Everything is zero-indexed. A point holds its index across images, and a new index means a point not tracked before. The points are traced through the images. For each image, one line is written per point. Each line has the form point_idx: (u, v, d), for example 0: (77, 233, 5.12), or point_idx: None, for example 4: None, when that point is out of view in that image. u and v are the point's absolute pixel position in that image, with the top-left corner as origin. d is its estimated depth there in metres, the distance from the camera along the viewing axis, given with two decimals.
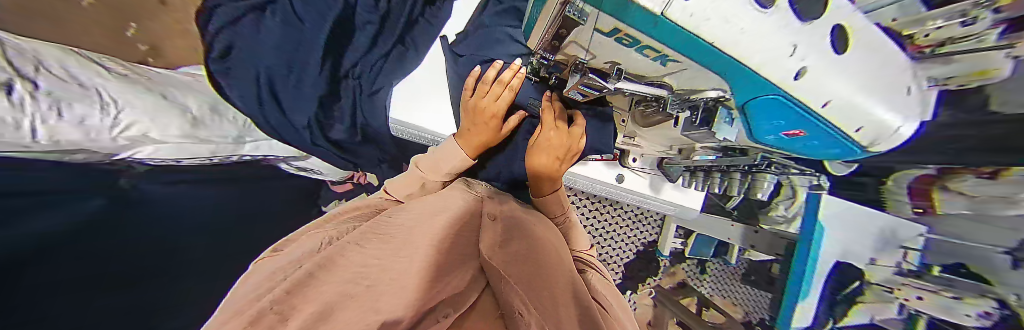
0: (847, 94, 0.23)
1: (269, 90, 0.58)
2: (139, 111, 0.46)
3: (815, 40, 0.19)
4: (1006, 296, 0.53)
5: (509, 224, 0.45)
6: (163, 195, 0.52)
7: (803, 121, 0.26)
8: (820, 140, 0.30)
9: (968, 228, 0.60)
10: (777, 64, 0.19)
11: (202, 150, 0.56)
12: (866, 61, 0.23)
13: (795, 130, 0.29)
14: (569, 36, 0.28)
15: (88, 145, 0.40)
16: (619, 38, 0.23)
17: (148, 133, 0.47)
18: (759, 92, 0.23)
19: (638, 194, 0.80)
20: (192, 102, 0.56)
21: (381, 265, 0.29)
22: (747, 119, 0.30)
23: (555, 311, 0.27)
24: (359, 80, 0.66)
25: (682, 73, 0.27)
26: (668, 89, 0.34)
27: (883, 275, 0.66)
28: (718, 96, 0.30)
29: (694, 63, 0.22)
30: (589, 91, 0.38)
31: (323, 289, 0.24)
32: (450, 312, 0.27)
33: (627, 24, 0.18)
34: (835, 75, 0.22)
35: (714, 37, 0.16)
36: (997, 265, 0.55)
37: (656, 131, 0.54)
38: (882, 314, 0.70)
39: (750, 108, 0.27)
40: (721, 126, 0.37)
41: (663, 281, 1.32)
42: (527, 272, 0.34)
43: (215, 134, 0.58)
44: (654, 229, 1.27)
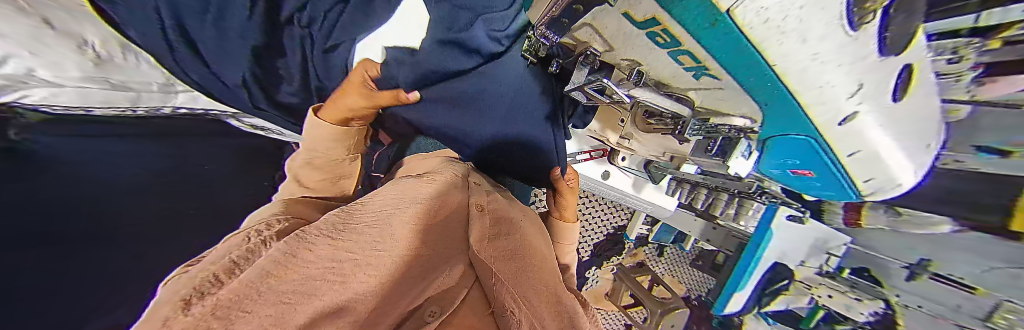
0: (879, 145, 0.24)
1: (178, 30, 0.43)
2: (9, 43, 0.34)
3: (883, 83, 0.17)
4: (891, 296, 0.65)
5: (496, 215, 0.41)
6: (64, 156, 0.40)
7: (819, 162, 0.28)
8: (824, 180, 0.31)
9: (880, 240, 0.66)
10: (824, 99, 0.18)
11: (118, 99, 0.47)
12: (916, 111, 0.22)
13: (805, 170, 0.31)
14: (586, 17, 0.25)
15: None
16: (653, 33, 0.20)
17: (34, 70, 0.36)
18: (798, 122, 0.23)
19: (620, 191, 0.81)
20: (92, 34, 0.41)
21: (356, 263, 0.23)
22: (762, 154, 0.33)
23: (543, 313, 0.26)
24: (310, 30, 0.52)
25: (714, 91, 0.26)
26: (688, 105, 0.31)
27: (807, 274, 0.75)
28: (742, 127, 0.30)
29: (735, 77, 0.20)
30: (599, 98, 0.35)
31: (281, 286, 0.17)
32: (436, 311, 0.23)
33: (677, 21, 0.16)
34: (880, 123, 0.21)
35: (780, 58, 0.15)
36: (891, 272, 0.65)
37: (656, 137, 0.53)
38: (796, 303, 0.82)
39: (777, 137, 0.27)
40: (735, 163, 0.33)
41: (625, 260, 1.42)
42: (516, 269, 0.30)
43: (135, 80, 0.47)
44: (626, 216, 1.33)
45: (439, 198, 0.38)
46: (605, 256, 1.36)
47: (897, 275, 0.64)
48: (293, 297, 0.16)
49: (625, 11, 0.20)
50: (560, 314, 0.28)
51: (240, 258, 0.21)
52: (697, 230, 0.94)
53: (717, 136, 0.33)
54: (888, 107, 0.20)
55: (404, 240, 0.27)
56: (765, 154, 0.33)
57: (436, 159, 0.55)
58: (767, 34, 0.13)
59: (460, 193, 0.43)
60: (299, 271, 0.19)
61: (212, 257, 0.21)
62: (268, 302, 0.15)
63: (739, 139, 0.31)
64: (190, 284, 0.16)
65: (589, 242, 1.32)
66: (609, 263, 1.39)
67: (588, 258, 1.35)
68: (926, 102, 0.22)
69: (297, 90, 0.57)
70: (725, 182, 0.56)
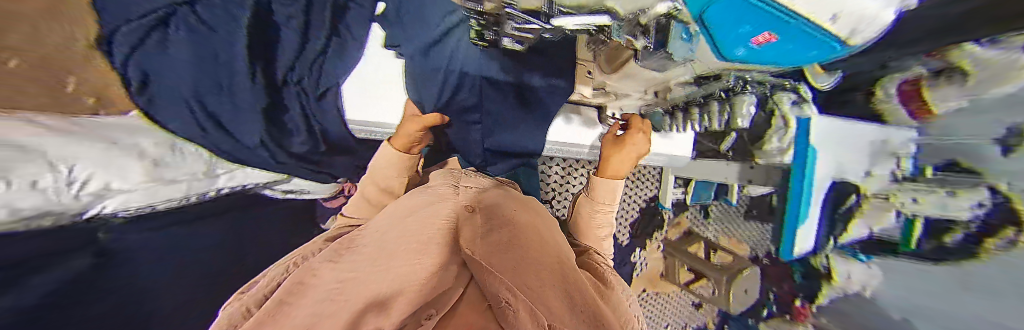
0: None
1: (204, 113, 0.47)
2: (91, 163, 0.41)
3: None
4: (998, 183, 0.53)
5: (491, 211, 0.40)
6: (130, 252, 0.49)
7: (794, 31, 0.21)
8: (804, 49, 0.25)
9: (964, 123, 0.55)
10: None
11: (174, 191, 0.54)
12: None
13: (768, 34, 0.23)
14: None
15: (55, 209, 0.39)
16: None
17: (111, 184, 0.44)
18: None
19: None
20: (145, 141, 0.48)
21: (355, 278, 0.25)
22: (713, 38, 0.28)
23: (545, 300, 0.24)
24: (302, 84, 0.55)
25: None
26: (613, 17, 0.30)
27: (880, 185, 0.62)
28: (668, 6, 0.26)
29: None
30: (526, 35, 0.39)
31: (292, 312, 0.20)
32: (433, 312, 0.18)
33: None
34: None
35: None
36: (985, 155, 0.54)
37: (626, 75, 0.54)
38: (879, 224, 0.68)
39: (718, 8, 0.22)
40: (676, 45, 0.33)
41: (670, 232, 1.32)
42: (513, 260, 0.29)
43: (182, 172, 0.53)
44: (654, 184, 1.25)
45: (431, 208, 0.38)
46: (646, 232, 1.28)
47: (989, 153, 0.54)
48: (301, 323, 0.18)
49: None
50: (562, 295, 0.27)
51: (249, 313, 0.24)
52: (735, 175, 0.87)
53: (650, 31, 0.33)
54: None
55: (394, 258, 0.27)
56: (718, 35, 0.27)
57: (441, 173, 0.56)
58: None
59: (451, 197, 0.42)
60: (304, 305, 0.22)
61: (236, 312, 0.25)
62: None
63: (670, 25, 0.30)
64: None
65: (624, 222, 1.25)
66: (653, 240, 1.30)
67: (629, 240, 1.27)
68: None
69: (304, 138, 0.60)
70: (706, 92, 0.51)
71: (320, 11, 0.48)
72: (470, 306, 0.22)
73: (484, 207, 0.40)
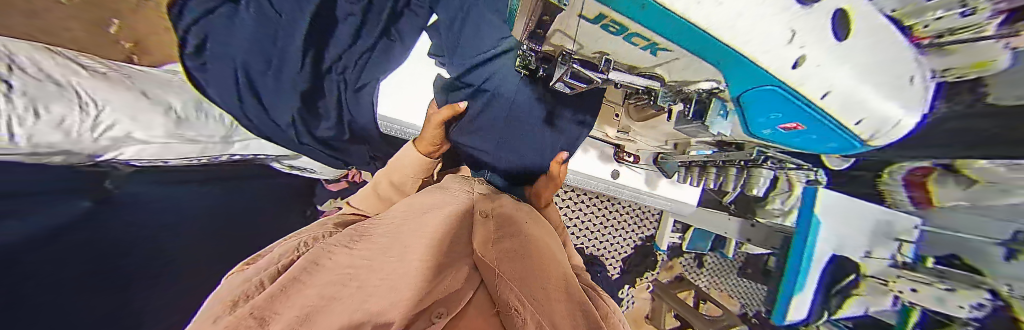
0: (852, 83, 0.22)
1: (248, 86, 0.51)
2: (120, 110, 0.43)
3: (823, 28, 0.18)
4: (998, 286, 0.50)
5: (501, 218, 0.41)
6: (140, 200, 0.48)
7: (805, 115, 0.26)
8: (820, 132, 0.29)
9: (965, 221, 0.55)
10: (768, 52, 0.19)
11: (189, 151, 0.54)
12: (888, 48, 0.21)
13: (794, 123, 0.29)
14: (556, 25, 0.28)
15: (68, 147, 0.39)
16: (606, 25, 0.23)
17: (132, 133, 0.45)
18: (758, 82, 0.23)
19: (633, 190, 0.76)
20: (175, 99, 0.51)
21: (370, 266, 0.26)
22: (744, 114, 0.31)
23: (549, 307, 0.24)
24: (344, 75, 0.59)
25: (676, 63, 0.27)
26: (661, 82, 0.33)
27: (877, 267, 0.61)
28: (712, 86, 0.30)
29: (682, 45, 0.21)
30: (578, 85, 0.37)
31: (304, 292, 0.20)
32: (443, 313, 0.18)
33: (614, 9, 0.19)
34: (845, 67, 0.21)
35: (705, 24, 0.16)
36: (987, 254, 0.52)
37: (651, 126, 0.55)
38: (875, 304, 0.67)
39: (751, 101, 0.27)
40: (715, 121, 0.38)
41: (661, 275, 1.30)
42: (522, 269, 0.29)
43: (203, 133, 0.54)
44: (652, 224, 1.25)
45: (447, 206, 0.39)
46: (637, 271, 1.25)
47: (992, 256, 0.51)
48: (315, 299, 0.19)
49: (579, 14, 0.24)
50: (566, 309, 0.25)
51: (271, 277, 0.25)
52: (733, 231, 0.86)
53: (692, 103, 0.38)
54: (835, 48, 0.19)
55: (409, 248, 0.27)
56: (746, 112, 0.30)
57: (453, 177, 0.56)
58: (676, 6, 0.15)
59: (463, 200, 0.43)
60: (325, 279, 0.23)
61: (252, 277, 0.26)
62: (293, 305, 0.18)
63: (711, 99, 0.35)
64: (222, 304, 0.19)
65: (617, 256, 1.23)
66: (643, 280, 1.27)
67: (619, 276, 1.25)
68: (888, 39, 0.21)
69: (333, 124, 0.62)
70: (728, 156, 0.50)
71: (377, 16, 0.55)
72: (477, 311, 0.22)
73: (495, 213, 0.42)
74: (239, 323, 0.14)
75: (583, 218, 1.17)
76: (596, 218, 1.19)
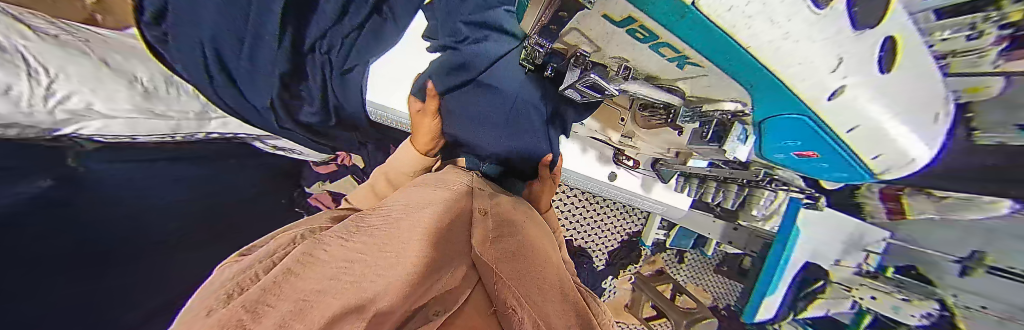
0: (880, 120, 0.22)
1: (217, 61, 0.45)
2: (78, 80, 0.39)
3: (867, 58, 0.17)
4: (947, 296, 0.51)
5: (502, 219, 0.41)
6: (108, 178, 0.45)
7: (820, 141, 0.26)
8: (831, 160, 0.30)
9: (925, 229, 0.55)
10: (810, 77, 0.18)
11: (159, 126, 0.50)
12: (919, 82, 0.21)
13: (809, 150, 0.29)
14: (572, 22, 0.26)
15: (21, 120, 0.35)
16: (633, 30, 0.22)
17: (92, 105, 0.41)
18: (789, 108, 0.23)
19: (628, 192, 0.75)
20: (141, 69, 0.46)
21: (365, 260, 0.23)
22: (760, 135, 0.32)
23: (544, 306, 0.24)
24: (329, 55, 0.54)
25: (700, 79, 0.26)
26: (679, 95, 0.33)
27: (845, 274, 0.62)
28: (735, 107, 0.29)
29: (719, 62, 0.20)
30: (591, 93, 0.38)
31: (301, 284, 0.18)
32: (441, 310, 0.19)
33: (648, 16, 0.18)
34: (875, 101, 0.21)
35: (752, 41, 0.16)
36: (940, 271, 0.53)
37: (655, 135, 0.54)
38: (836, 308, 0.70)
39: (770, 124, 0.28)
40: (733, 147, 0.37)
41: (643, 268, 1.36)
42: (519, 270, 0.29)
43: (174, 108, 0.50)
44: (641, 221, 1.29)
45: (450, 202, 0.38)
46: (622, 264, 1.30)
47: (943, 271, 0.52)
48: (316, 290, 0.17)
49: (603, 13, 0.22)
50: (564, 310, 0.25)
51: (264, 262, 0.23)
52: (717, 233, 0.89)
53: (712, 123, 0.38)
54: (875, 80, 0.19)
55: (410, 242, 0.26)
56: (765, 131, 0.30)
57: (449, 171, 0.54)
58: (734, 20, 0.14)
59: (464, 198, 0.42)
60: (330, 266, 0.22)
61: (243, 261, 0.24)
62: (289, 295, 0.16)
63: (734, 123, 0.35)
64: (226, 282, 0.18)
65: (604, 249, 1.27)
66: (626, 272, 1.33)
67: (605, 267, 1.30)
68: (921, 74, 0.21)
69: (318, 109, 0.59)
70: (730, 174, 0.52)
71: None
72: (475, 309, 0.22)
73: (495, 213, 0.41)
74: (230, 315, 0.10)
75: (574, 211, 1.18)
76: (586, 212, 1.21)
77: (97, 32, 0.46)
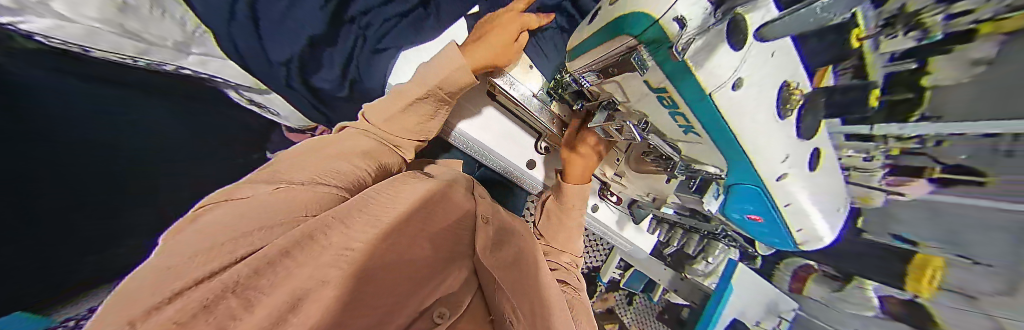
0: (805, 204, 0.29)
1: None
2: None
3: (803, 158, 0.25)
4: None
5: (500, 227, 0.48)
6: (106, 89, 0.39)
7: (767, 212, 0.32)
8: (770, 227, 0.35)
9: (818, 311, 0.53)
10: (768, 162, 0.25)
11: (123, 45, 0.43)
12: (830, 180, 0.29)
13: (757, 216, 0.35)
14: (618, 75, 0.34)
15: None
16: (661, 97, 0.28)
17: (50, 3, 0.34)
18: (747, 182, 0.29)
19: (605, 226, 0.80)
20: None
21: (381, 261, 0.29)
22: (726, 200, 0.38)
23: (531, 321, 0.37)
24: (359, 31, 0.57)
25: (696, 145, 0.32)
26: (676, 151, 0.38)
27: None
28: (714, 172, 0.35)
29: (711, 138, 0.27)
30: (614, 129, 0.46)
31: (294, 270, 0.23)
32: (446, 312, 0.32)
33: (678, 89, 0.24)
34: (806, 188, 0.28)
35: (732, 118, 0.22)
36: None
37: (643, 179, 0.61)
38: None
39: (734, 190, 0.33)
40: (710, 200, 0.42)
41: (596, 304, 1.40)
42: (509, 279, 0.40)
43: (150, 30, 0.46)
44: (600, 256, 1.37)
45: (443, 201, 0.43)
46: None
47: None
48: (306, 286, 0.22)
49: (645, 79, 0.28)
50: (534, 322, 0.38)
51: (253, 248, 0.25)
52: (667, 278, 0.97)
53: (697, 179, 0.43)
54: (805, 173, 0.26)
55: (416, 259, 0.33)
56: (732, 198, 0.36)
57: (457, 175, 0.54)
58: (725, 102, 0.21)
59: (462, 196, 0.48)
60: (332, 259, 0.26)
61: (229, 239, 0.25)
62: (277, 291, 0.21)
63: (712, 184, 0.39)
64: (211, 285, 0.19)
65: None
66: None
67: None
68: (833, 175, 0.29)
69: None
70: (698, 224, 0.56)
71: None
72: (475, 318, 0.35)
73: (495, 219, 0.49)
74: None
75: None
76: None
77: None
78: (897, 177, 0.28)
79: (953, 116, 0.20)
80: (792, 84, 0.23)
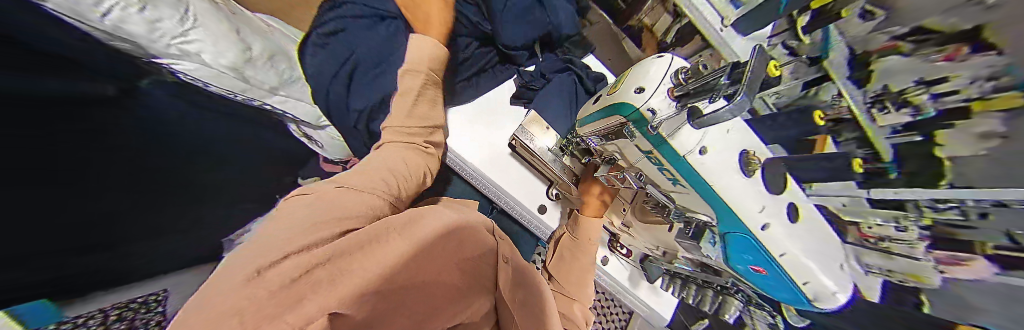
0: (798, 252, 0.26)
1: None
2: (207, 33, 0.47)
3: (780, 211, 0.27)
4: None
5: (517, 268, 0.48)
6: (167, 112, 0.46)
7: (761, 259, 0.27)
8: (776, 284, 0.28)
9: None
10: (748, 214, 0.27)
11: (236, 85, 0.56)
12: (818, 233, 0.27)
13: (756, 267, 0.29)
14: (618, 140, 0.41)
15: (144, 43, 0.40)
16: (650, 156, 0.35)
17: (203, 53, 0.48)
18: (735, 229, 0.29)
19: (615, 281, 0.75)
20: (259, 45, 0.59)
21: (414, 280, 0.33)
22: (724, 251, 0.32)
23: None
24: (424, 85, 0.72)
25: (683, 195, 0.34)
26: (668, 200, 0.39)
27: None
28: (704, 220, 0.34)
29: (697, 193, 0.30)
30: (614, 178, 0.50)
31: (330, 274, 0.27)
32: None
33: (660, 153, 0.31)
34: (791, 238, 0.26)
35: (717, 183, 0.27)
36: None
37: (648, 230, 0.57)
38: None
39: (728, 239, 0.31)
40: (705, 246, 0.36)
41: None
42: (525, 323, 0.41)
43: (258, 76, 0.59)
44: None
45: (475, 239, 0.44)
46: None
47: None
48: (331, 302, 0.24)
49: (637, 144, 0.36)
50: None
51: (317, 241, 0.30)
52: None
53: (687, 225, 0.38)
54: (785, 223, 0.27)
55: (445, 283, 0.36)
56: (726, 257, 0.33)
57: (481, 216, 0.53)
58: (704, 169, 0.28)
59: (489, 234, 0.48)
60: (364, 272, 0.29)
61: (300, 231, 0.30)
62: (314, 290, 0.25)
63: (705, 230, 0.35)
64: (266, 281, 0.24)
65: None
66: None
67: None
68: (830, 245, 0.27)
69: None
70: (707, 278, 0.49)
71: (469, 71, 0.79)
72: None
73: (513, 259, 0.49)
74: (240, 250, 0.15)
75: None
76: None
77: (248, 15, 0.64)
78: (942, 252, 0.25)
79: (980, 181, 0.19)
80: (751, 155, 0.29)
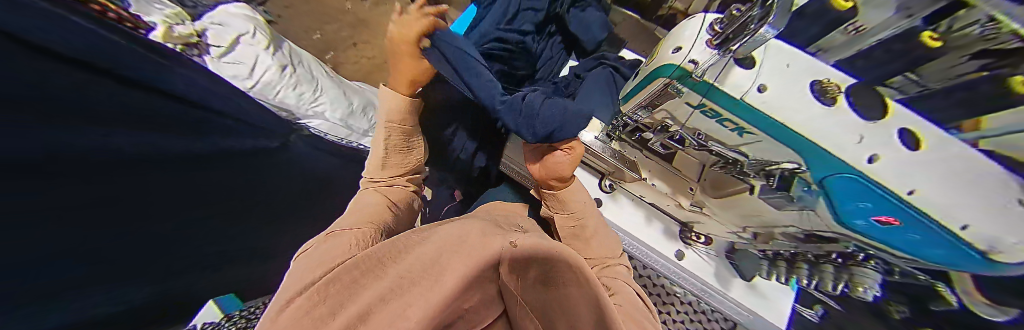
0: (936, 186, 0.23)
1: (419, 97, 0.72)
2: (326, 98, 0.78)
3: (890, 138, 0.24)
4: None
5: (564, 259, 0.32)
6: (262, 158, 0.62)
7: (896, 209, 0.26)
8: (917, 232, 0.27)
9: None
10: (840, 145, 0.26)
11: (342, 131, 0.82)
12: (940, 166, 0.22)
13: (884, 216, 0.28)
14: (664, 106, 0.43)
15: (296, 111, 0.72)
16: (705, 110, 0.36)
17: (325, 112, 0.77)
18: (835, 169, 0.28)
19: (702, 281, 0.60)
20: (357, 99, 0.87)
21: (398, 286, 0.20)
22: (830, 201, 0.32)
23: None
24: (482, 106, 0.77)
25: (757, 144, 0.35)
26: (742, 154, 0.40)
27: None
28: (794, 169, 0.33)
29: (772, 137, 0.31)
30: (673, 144, 0.50)
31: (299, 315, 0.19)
32: None
33: (716, 102, 0.33)
34: (919, 169, 0.23)
35: (787, 120, 0.28)
36: None
37: (728, 205, 0.53)
38: None
39: (831, 186, 0.31)
40: (802, 195, 0.36)
41: None
42: None
43: (354, 120, 0.83)
44: None
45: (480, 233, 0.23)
46: None
47: None
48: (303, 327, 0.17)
49: (686, 101, 0.38)
50: None
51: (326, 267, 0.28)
52: None
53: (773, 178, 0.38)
54: (903, 154, 0.24)
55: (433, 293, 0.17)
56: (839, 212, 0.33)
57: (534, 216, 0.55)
58: (768, 107, 0.29)
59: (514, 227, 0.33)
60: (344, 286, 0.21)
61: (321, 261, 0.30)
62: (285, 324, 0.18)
63: (794, 179, 0.35)
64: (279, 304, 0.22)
65: None
66: None
67: None
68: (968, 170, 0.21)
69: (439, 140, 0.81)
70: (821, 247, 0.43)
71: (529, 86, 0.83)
72: None
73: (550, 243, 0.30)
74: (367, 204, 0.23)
75: None
76: None
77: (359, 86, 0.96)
78: None
79: None
80: (827, 82, 0.27)
